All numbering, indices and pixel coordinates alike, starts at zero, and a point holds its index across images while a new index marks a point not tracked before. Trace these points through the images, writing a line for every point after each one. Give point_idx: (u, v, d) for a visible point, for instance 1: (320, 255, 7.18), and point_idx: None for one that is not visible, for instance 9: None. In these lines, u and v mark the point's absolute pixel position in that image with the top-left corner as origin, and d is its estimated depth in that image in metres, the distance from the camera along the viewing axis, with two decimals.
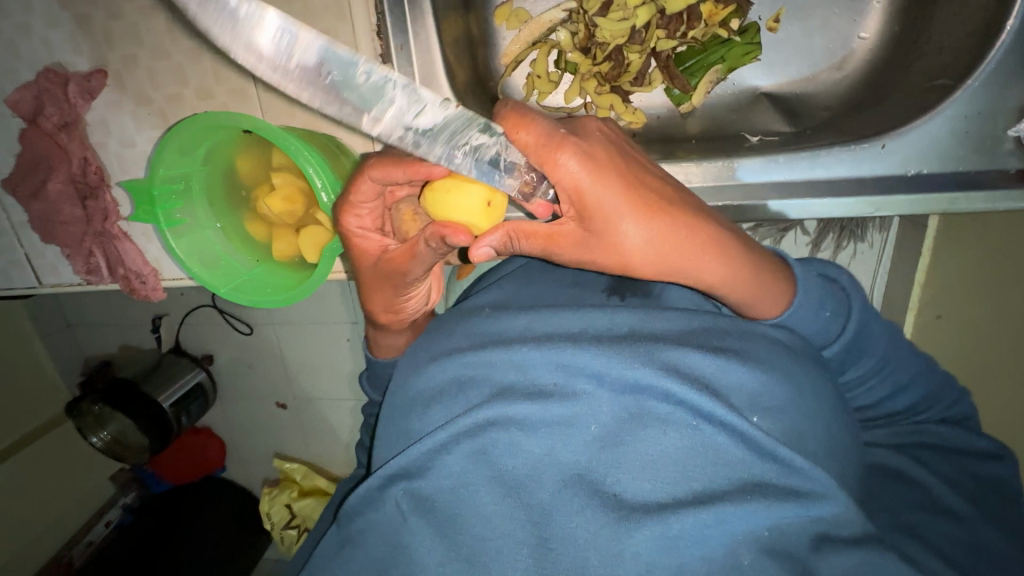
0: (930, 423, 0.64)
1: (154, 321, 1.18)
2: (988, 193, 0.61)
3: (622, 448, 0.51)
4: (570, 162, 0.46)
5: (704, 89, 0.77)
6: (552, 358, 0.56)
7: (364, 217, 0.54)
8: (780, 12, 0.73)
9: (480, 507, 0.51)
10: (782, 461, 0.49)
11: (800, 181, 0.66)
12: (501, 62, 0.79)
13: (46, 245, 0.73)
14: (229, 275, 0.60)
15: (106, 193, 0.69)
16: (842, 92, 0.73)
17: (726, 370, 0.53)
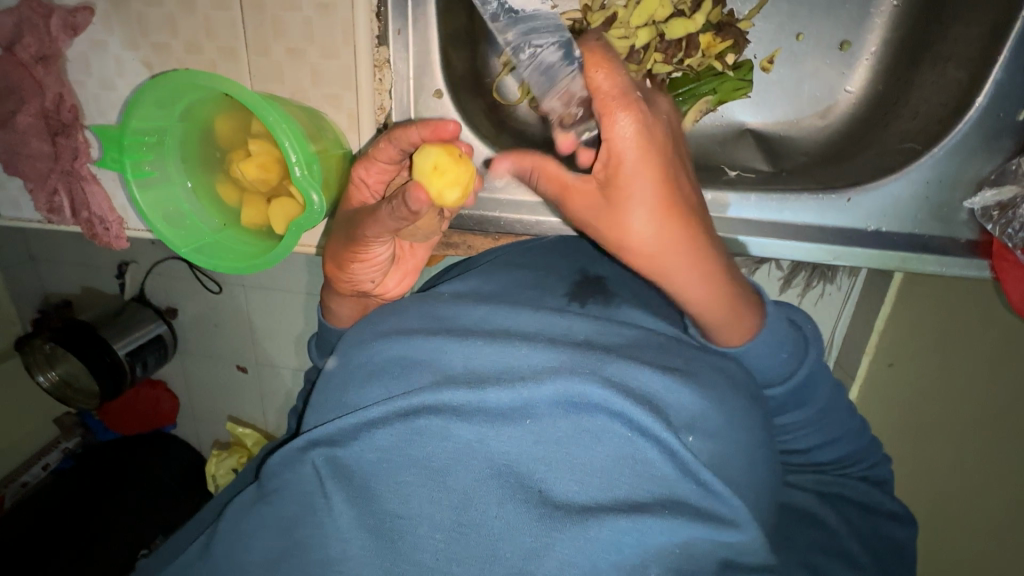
0: (851, 477, 0.66)
1: (121, 267, 1.18)
2: (939, 257, 0.66)
3: (554, 447, 0.52)
4: (625, 123, 0.46)
5: (693, 117, 0.78)
6: (503, 352, 0.58)
7: (370, 173, 0.60)
8: (774, 54, 0.75)
9: (401, 485, 0.51)
10: (704, 483, 0.52)
11: (768, 222, 0.68)
12: (497, 60, 0.78)
13: (10, 177, 0.72)
14: (191, 235, 0.58)
15: (79, 134, 0.68)
16: (821, 140, 0.76)
17: (667, 387, 0.55)
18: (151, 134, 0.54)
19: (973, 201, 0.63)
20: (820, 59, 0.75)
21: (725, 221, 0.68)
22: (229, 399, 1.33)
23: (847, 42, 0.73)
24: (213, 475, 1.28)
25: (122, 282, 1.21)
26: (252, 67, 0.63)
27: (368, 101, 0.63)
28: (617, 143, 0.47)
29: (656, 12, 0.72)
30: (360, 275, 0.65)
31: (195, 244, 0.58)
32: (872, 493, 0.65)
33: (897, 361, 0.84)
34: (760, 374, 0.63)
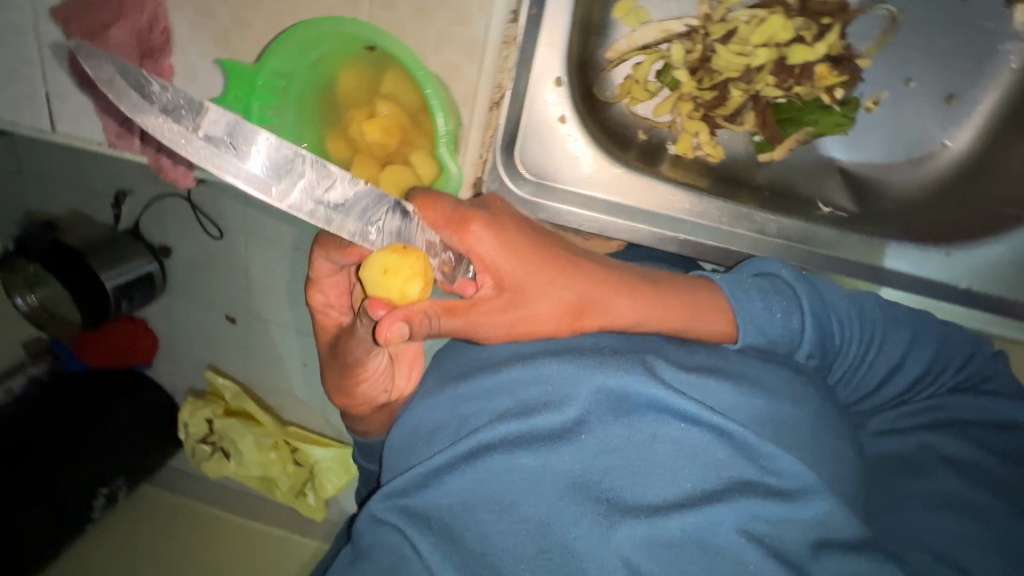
0: (940, 396, 0.63)
1: (116, 196, 1.11)
2: (1018, 322, 0.70)
3: (614, 458, 0.52)
4: (478, 230, 0.53)
5: (788, 146, 0.78)
6: (534, 370, 0.57)
7: (328, 293, 0.63)
8: (881, 96, 0.75)
9: (483, 524, 0.53)
10: (760, 462, 0.52)
11: (864, 263, 0.71)
12: (605, 55, 0.76)
13: (74, 93, 0.67)
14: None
15: (167, 59, 0.63)
16: (915, 188, 0.75)
17: (704, 388, 0.54)
18: (282, 80, 0.52)
19: None
20: (925, 107, 0.74)
21: (817, 260, 0.72)
22: (234, 354, 1.26)
23: (954, 96, 0.73)
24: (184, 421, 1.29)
25: (116, 211, 1.14)
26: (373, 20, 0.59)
27: (489, 75, 0.60)
28: (481, 248, 0.53)
29: (777, 34, 0.71)
30: (370, 390, 0.67)
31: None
32: (971, 404, 0.61)
33: None
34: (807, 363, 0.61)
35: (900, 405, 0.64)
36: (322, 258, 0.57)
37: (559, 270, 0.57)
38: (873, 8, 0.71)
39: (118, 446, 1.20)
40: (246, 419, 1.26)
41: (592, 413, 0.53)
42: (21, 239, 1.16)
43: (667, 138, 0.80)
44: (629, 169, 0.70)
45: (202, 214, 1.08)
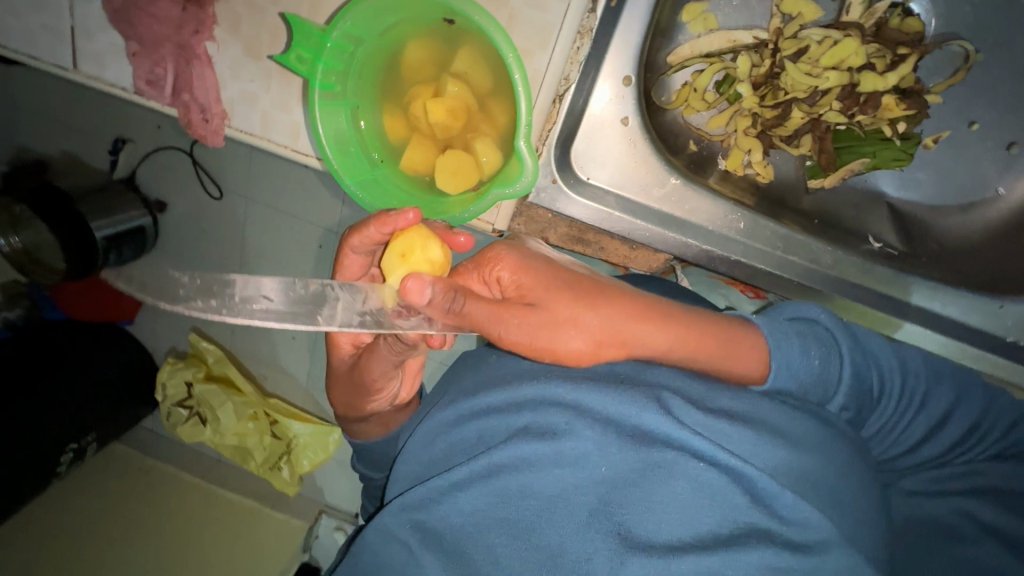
0: (981, 462, 0.57)
1: (115, 143, 1.10)
2: None
3: (626, 491, 0.47)
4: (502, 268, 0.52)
5: (842, 175, 0.75)
6: (550, 392, 0.52)
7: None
8: (942, 135, 0.73)
9: (491, 548, 0.49)
10: (772, 508, 0.46)
11: (916, 304, 0.70)
12: (666, 59, 0.72)
13: (103, 31, 0.62)
14: (352, 165, 0.55)
15: (214, 8, 0.58)
16: (967, 232, 0.74)
17: (724, 430, 0.48)
18: (352, 46, 0.51)
19: None
20: (985, 152, 0.73)
21: (864, 295, 0.71)
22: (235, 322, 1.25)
23: (1015, 143, 0.71)
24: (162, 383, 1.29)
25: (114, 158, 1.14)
26: None
27: (559, 64, 0.56)
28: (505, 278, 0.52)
29: (848, 58, 0.68)
30: (374, 397, 0.64)
31: (356, 175, 0.55)
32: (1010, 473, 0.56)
33: None
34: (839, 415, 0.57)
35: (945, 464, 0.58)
36: (358, 247, 0.56)
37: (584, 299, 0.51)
38: (948, 43, 0.69)
39: (95, 399, 1.16)
40: (225, 385, 1.26)
41: (609, 443, 0.48)
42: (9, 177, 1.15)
43: (717, 152, 0.77)
44: (686, 179, 0.68)
45: (206, 172, 1.10)
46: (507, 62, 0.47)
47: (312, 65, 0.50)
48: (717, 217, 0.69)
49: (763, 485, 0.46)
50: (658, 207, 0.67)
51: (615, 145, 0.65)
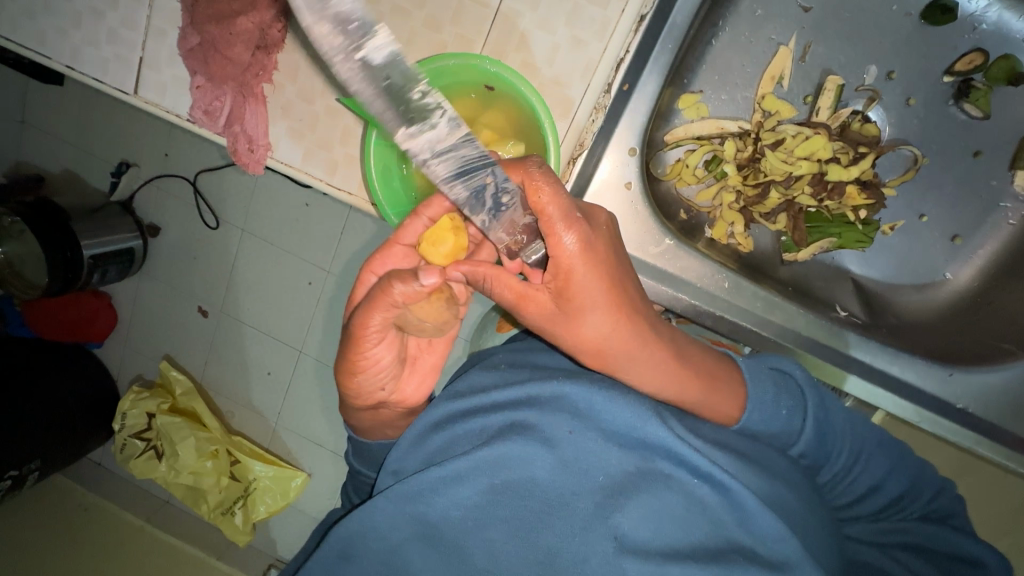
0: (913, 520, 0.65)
1: (120, 166, 1.18)
2: (1006, 449, 0.76)
3: (623, 497, 0.55)
4: (568, 240, 0.51)
5: (812, 251, 0.84)
6: (567, 399, 0.60)
7: (389, 266, 0.62)
8: (896, 223, 0.84)
9: (490, 540, 0.56)
10: (751, 527, 0.54)
11: (879, 370, 0.77)
12: (663, 138, 0.82)
13: (168, 65, 0.69)
14: (393, 195, 0.65)
15: (278, 56, 0.66)
16: (921, 310, 0.83)
17: (707, 445, 0.58)
18: None
19: None
20: (933, 241, 0.83)
21: (831, 357, 0.78)
22: (215, 352, 1.28)
23: (958, 236, 0.82)
24: (121, 412, 1.28)
25: (116, 180, 1.21)
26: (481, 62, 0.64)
27: (576, 133, 0.66)
28: (570, 253, 0.51)
29: (819, 152, 0.79)
30: (367, 384, 0.62)
31: (397, 207, 0.66)
32: (944, 535, 0.63)
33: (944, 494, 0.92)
34: (789, 436, 0.66)
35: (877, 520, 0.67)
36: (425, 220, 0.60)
37: (625, 312, 0.53)
38: (900, 147, 0.81)
39: (52, 420, 1.16)
40: (190, 419, 1.25)
41: (615, 455, 0.57)
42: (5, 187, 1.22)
43: (704, 222, 0.86)
44: (679, 241, 0.76)
45: (205, 202, 1.18)
46: (544, 125, 0.58)
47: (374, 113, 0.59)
48: (705, 276, 0.77)
49: (751, 510, 0.53)
50: (653, 262, 0.76)
51: (617, 205, 0.74)
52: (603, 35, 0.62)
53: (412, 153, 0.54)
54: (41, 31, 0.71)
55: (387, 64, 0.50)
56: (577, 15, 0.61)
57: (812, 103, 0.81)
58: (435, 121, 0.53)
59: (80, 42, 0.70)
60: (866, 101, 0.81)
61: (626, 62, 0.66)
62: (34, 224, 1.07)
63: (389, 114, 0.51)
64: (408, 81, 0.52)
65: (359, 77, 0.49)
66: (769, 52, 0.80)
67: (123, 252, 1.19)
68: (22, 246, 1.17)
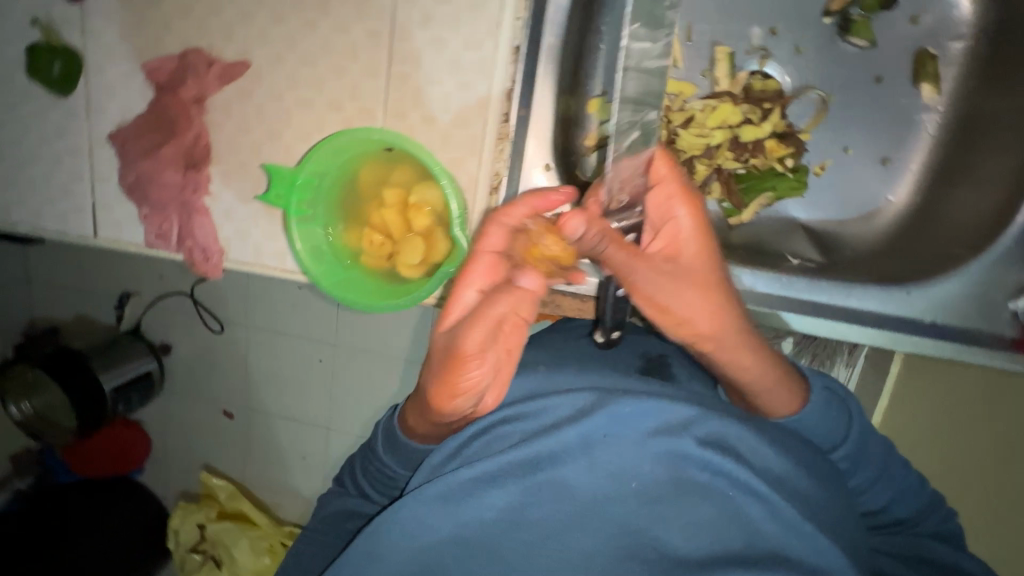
0: (927, 538, 0.64)
1: (121, 297, 1.26)
2: (1007, 355, 0.71)
3: (661, 505, 0.56)
4: (681, 211, 0.61)
5: (754, 209, 0.88)
6: (600, 405, 0.62)
7: (471, 331, 0.53)
8: (825, 162, 0.87)
9: (523, 545, 0.56)
10: (796, 538, 0.55)
11: (839, 305, 0.76)
12: (583, 142, 0.80)
13: (121, 202, 0.75)
14: (328, 270, 0.61)
15: (207, 169, 0.72)
16: (870, 239, 0.84)
17: (754, 445, 0.60)
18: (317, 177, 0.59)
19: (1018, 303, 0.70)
20: (866, 170, 0.85)
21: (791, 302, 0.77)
22: (249, 452, 1.32)
23: (888, 158, 0.84)
24: (176, 529, 1.31)
25: (121, 311, 1.29)
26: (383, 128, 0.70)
27: (487, 165, 0.70)
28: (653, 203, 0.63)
29: (729, 119, 0.84)
30: (462, 405, 0.58)
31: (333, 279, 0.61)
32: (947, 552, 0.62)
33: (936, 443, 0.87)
34: (821, 440, 0.67)
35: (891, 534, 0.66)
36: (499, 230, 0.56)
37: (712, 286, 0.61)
38: (805, 92, 0.85)
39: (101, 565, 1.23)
40: (239, 521, 1.28)
41: (649, 460, 0.58)
42: (24, 344, 1.32)
43: None
44: None
45: (206, 310, 1.24)
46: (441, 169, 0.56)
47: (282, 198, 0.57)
48: None
49: (789, 515, 0.55)
50: None
51: None
52: (484, 74, 0.67)
53: None
54: (5, 202, 0.78)
55: None
56: (458, 64, 0.67)
57: (710, 76, 0.85)
58: None
59: (40, 204, 0.77)
60: (759, 60, 0.85)
61: (517, 91, 0.71)
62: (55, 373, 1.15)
63: None
64: None
65: None
66: None
67: (141, 377, 1.26)
68: (43, 397, 1.20)
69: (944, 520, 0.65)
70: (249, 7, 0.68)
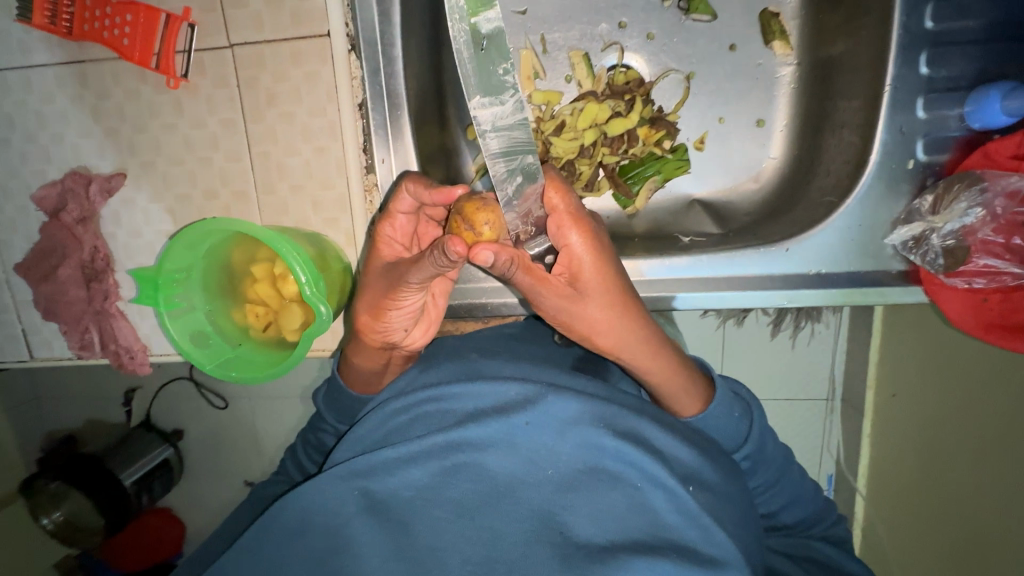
0: (816, 539, 0.71)
1: (126, 394, 1.26)
2: (905, 287, 0.72)
3: (572, 492, 0.58)
4: (576, 239, 0.55)
5: (646, 195, 0.89)
6: (525, 391, 0.63)
7: (396, 229, 0.65)
8: (704, 135, 0.88)
9: (436, 521, 0.57)
10: (696, 525, 0.58)
11: (723, 277, 0.75)
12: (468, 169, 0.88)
13: (44, 323, 0.79)
14: (214, 352, 0.66)
15: (110, 276, 0.77)
16: (759, 200, 0.86)
17: (668, 440, 0.63)
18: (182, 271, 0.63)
19: (893, 238, 0.70)
20: (743, 134, 0.87)
21: (682, 282, 0.75)
22: None
23: (762, 119, 0.86)
24: None
25: (128, 407, 1.29)
26: (260, 205, 0.75)
27: (361, 219, 0.75)
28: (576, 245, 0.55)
29: (597, 116, 0.85)
30: (394, 323, 0.64)
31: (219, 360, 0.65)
32: (831, 552, 0.70)
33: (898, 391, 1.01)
34: (728, 440, 0.69)
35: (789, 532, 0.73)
36: (412, 197, 0.62)
37: (621, 304, 0.57)
38: (665, 75, 0.86)
39: None
40: None
41: (566, 452, 0.60)
42: (45, 458, 1.30)
43: None
44: None
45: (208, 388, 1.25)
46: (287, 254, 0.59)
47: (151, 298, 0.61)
48: None
49: (691, 506, 0.58)
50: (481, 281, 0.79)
51: None
52: (336, 136, 0.71)
53: (477, 122, 0.51)
54: None
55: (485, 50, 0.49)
56: (310, 132, 0.72)
57: (573, 79, 0.88)
58: (506, 98, 0.51)
59: None
60: (616, 54, 0.87)
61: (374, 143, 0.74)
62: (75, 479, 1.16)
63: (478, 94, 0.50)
64: (498, 54, 0.49)
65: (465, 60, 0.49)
66: (514, 59, 0.87)
67: (161, 466, 1.25)
68: (72, 502, 1.21)
69: (830, 526, 0.74)
70: (114, 122, 0.73)
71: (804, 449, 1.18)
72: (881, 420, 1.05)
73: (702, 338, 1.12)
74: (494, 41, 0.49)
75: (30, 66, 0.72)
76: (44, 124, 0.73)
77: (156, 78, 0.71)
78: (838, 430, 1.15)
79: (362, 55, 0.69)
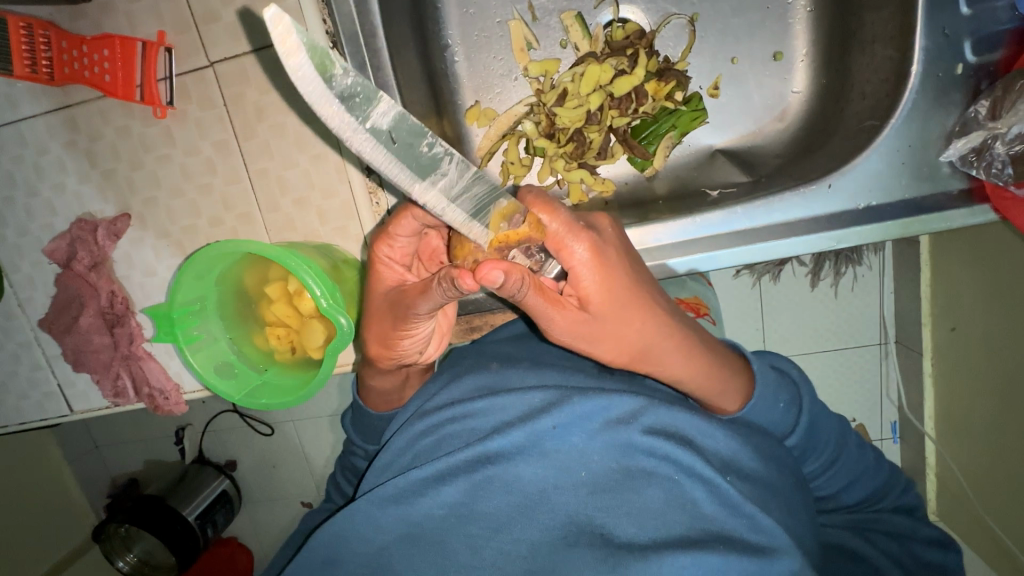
0: (887, 512, 0.66)
1: (178, 433, 1.26)
2: (966, 209, 0.65)
3: (608, 495, 0.54)
4: (580, 253, 0.47)
5: (663, 154, 0.83)
6: (545, 398, 0.61)
7: (395, 249, 0.57)
8: (717, 80, 0.81)
9: (471, 539, 0.54)
10: (743, 513, 0.53)
11: (763, 227, 0.69)
12: (476, 156, 0.85)
13: (77, 374, 0.79)
14: (241, 382, 0.64)
15: (131, 318, 0.77)
16: (787, 140, 0.79)
17: (703, 429, 0.58)
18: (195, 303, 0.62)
19: (949, 154, 0.64)
20: (761, 71, 0.80)
21: (718, 238, 0.70)
22: None
23: (779, 52, 0.79)
24: None
25: (181, 446, 1.29)
26: (266, 224, 0.73)
27: (370, 223, 0.72)
28: (581, 266, 0.47)
29: (601, 78, 0.79)
30: (409, 348, 0.61)
31: (246, 389, 0.64)
32: (904, 521, 0.65)
33: (957, 324, 0.92)
34: (772, 424, 0.64)
35: (852, 509, 0.67)
36: (416, 219, 0.55)
37: (640, 312, 0.50)
38: (667, 20, 0.80)
39: None
40: None
41: (597, 452, 0.56)
42: (111, 504, 1.31)
43: (560, 195, 0.85)
44: None
45: (253, 418, 1.25)
46: (294, 267, 0.56)
47: (169, 334, 0.60)
48: None
49: (730, 494, 0.54)
50: None
51: None
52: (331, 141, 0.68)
53: (432, 209, 0.43)
54: None
55: (395, 126, 0.39)
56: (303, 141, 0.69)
57: (569, 43, 0.82)
58: (445, 169, 0.43)
59: (17, 400, 0.81)
60: (611, 8, 0.81)
61: None
62: (142, 521, 1.16)
63: (404, 173, 0.41)
64: (415, 133, 0.41)
65: (370, 146, 0.38)
66: (503, 32, 0.82)
67: (220, 498, 1.25)
68: (145, 542, 1.28)
69: (903, 492, 0.69)
70: (110, 162, 0.71)
71: (865, 401, 1.10)
72: (942, 360, 0.97)
73: (739, 298, 1.05)
74: (401, 129, 0.40)
75: (20, 120, 0.70)
76: (44, 175, 0.72)
77: (143, 110, 0.69)
78: (896, 376, 1.07)
79: (345, 51, 0.67)
